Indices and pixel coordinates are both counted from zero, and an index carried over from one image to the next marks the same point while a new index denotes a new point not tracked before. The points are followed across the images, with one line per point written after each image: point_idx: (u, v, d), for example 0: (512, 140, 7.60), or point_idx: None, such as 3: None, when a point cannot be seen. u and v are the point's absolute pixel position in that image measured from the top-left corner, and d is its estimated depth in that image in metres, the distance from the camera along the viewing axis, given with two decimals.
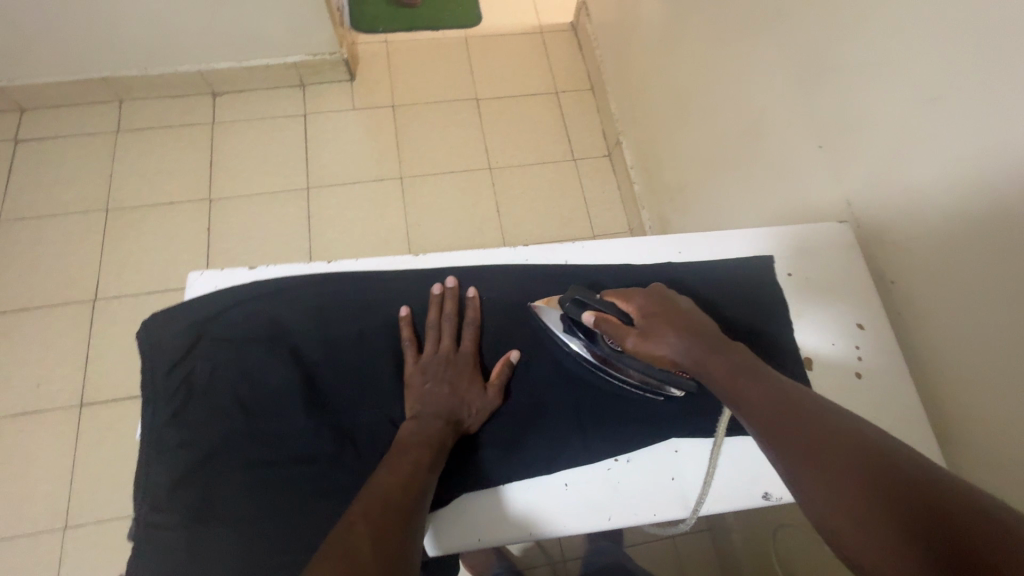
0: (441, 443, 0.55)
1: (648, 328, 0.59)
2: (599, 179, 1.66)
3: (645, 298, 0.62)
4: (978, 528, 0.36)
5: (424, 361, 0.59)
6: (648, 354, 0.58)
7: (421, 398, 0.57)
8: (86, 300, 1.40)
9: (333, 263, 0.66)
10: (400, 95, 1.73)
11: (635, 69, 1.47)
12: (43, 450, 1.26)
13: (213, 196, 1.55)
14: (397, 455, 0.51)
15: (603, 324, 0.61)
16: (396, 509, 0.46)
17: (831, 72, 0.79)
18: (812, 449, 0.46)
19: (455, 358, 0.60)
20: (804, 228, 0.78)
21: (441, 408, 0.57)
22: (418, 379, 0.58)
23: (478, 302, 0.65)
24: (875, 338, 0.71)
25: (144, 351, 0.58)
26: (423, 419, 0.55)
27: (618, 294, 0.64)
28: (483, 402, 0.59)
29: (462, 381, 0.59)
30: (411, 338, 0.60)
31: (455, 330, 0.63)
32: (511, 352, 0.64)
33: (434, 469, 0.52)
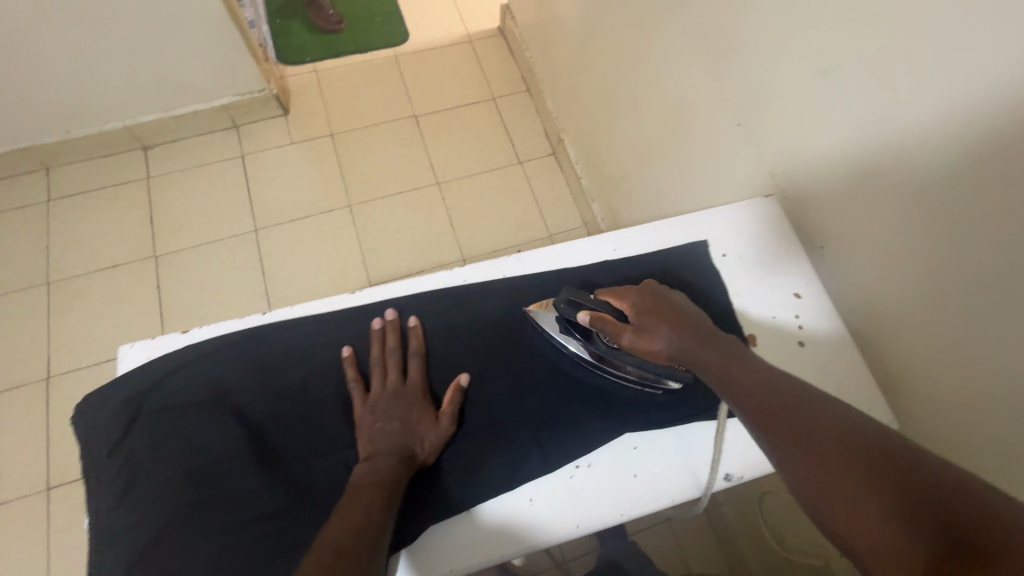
0: (396, 481, 0.54)
1: (642, 324, 0.63)
2: (547, 179, 1.67)
3: (638, 296, 0.65)
4: (952, 493, 0.40)
5: (373, 400, 0.59)
6: (643, 348, 0.62)
7: (374, 438, 0.57)
8: (38, 380, 1.35)
9: (266, 314, 0.65)
10: (337, 122, 1.71)
11: (564, 66, 1.49)
12: (13, 542, 1.21)
13: (159, 252, 1.51)
14: (350, 499, 0.51)
15: (599, 323, 0.63)
16: (351, 559, 0.46)
17: (738, 51, 0.81)
18: (800, 428, 0.50)
19: (404, 392, 0.60)
20: (731, 209, 0.80)
21: (394, 445, 0.56)
22: (369, 419, 0.58)
23: (421, 331, 0.65)
24: (811, 306, 0.75)
25: (82, 438, 0.57)
26: (376, 460, 0.55)
27: (611, 292, 0.66)
28: (437, 432, 0.59)
29: (413, 414, 0.59)
30: (356, 377, 0.60)
31: (401, 363, 0.62)
32: (461, 376, 0.64)
33: (388, 511, 0.52)
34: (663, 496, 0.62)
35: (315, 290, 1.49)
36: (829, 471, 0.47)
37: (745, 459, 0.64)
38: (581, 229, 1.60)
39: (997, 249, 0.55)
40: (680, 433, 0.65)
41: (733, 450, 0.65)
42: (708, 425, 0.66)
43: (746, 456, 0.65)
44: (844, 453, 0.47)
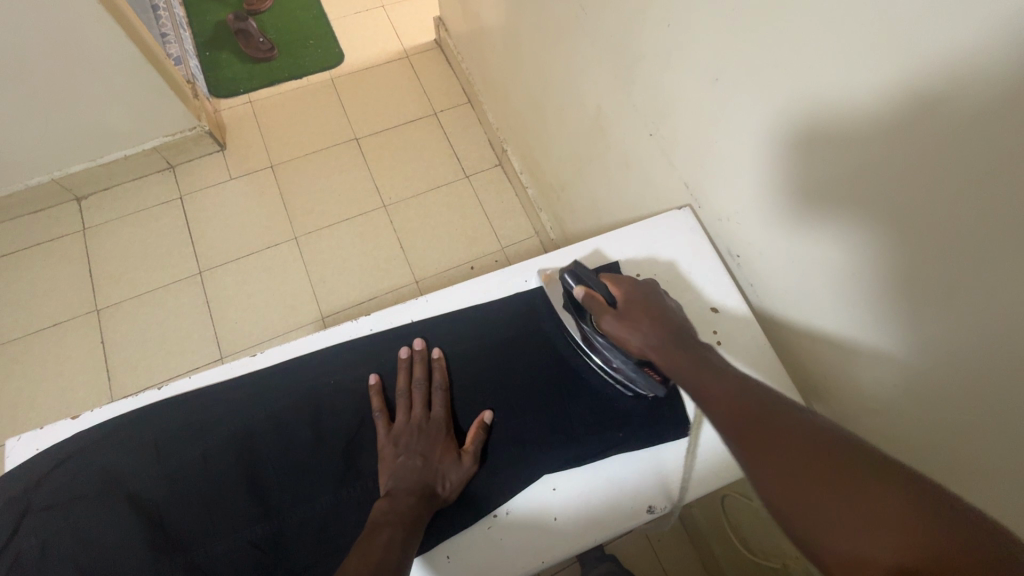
0: (415, 519, 0.55)
1: (626, 313, 0.65)
2: (495, 191, 1.65)
3: (631, 289, 0.67)
4: (952, 518, 0.36)
5: (396, 431, 0.62)
6: (619, 331, 0.64)
7: (397, 470, 0.59)
8: None
9: (164, 388, 0.66)
10: (277, 153, 1.68)
11: (496, 77, 1.46)
12: None
13: (101, 305, 1.46)
14: (371, 535, 0.52)
15: (587, 299, 0.67)
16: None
17: (639, 62, 0.80)
18: (773, 434, 0.48)
19: (427, 425, 0.63)
20: (643, 227, 0.82)
21: (413, 483, 0.58)
22: (391, 450, 0.61)
23: (444, 362, 0.68)
24: (727, 319, 0.75)
25: None
26: (396, 496, 0.57)
27: (612, 278, 0.69)
28: (458, 470, 0.61)
29: (435, 449, 0.61)
30: (381, 408, 0.63)
31: (425, 395, 0.65)
32: (485, 413, 0.65)
33: (407, 548, 0.53)
34: (585, 537, 0.61)
35: (266, 329, 1.45)
36: (800, 489, 0.44)
37: (691, 479, 0.65)
38: (534, 238, 1.59)
39: (894, 256, 0.55)
40: (601, 467, 0.65)
41: (654, 481, 0.65)
42: (650, 451, 0.66)
43: (667, 486, 0.65)
44: (814, 463, 0.44)
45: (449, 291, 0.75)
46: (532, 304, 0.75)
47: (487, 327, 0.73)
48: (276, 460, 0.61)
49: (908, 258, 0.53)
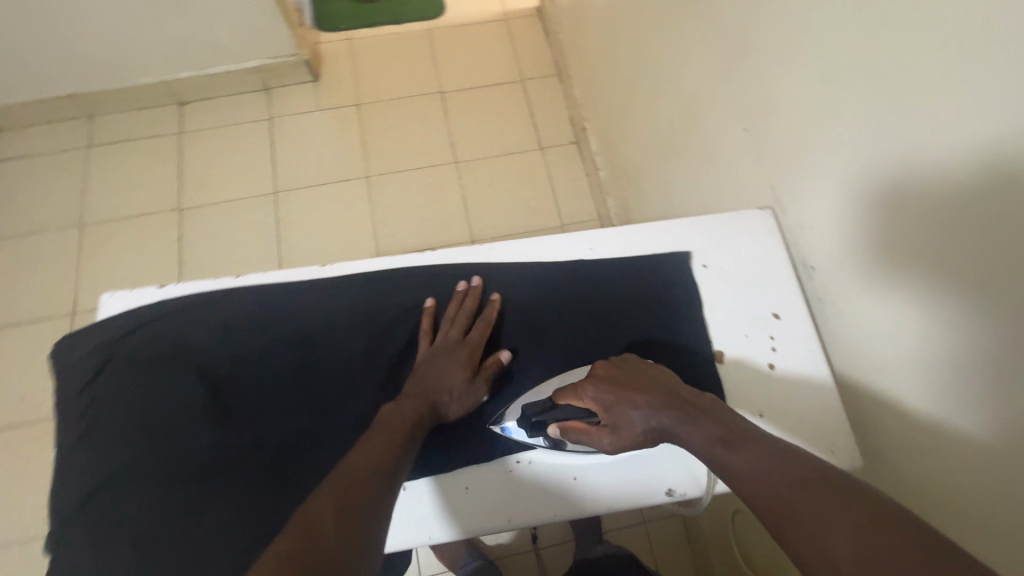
0: (414, 428, 0.58)
1: (614, 420, 0.57)
2: (566, 167, 1.64)
3: (597, 387, 0.59)
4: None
5: (432, 349, 0.65)
6: (625, 443, 0.57)
7: (416, 379, 0.63)
8: (64, 314, 1.44)
9: (237, 278, 0.67)
10: (364, 92, 1.72)
11: (592, 54, 1.44)
12: (27, 461, 1.31)
13: (183, 205, 1.57)
14: (373, 431, 0.56)
15: (569, 434, 0.60)
16: (366, 482, 0.49)
17: (749, 54, 0.77)
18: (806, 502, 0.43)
19: (455, 347, 0.65)
20: (726, 215, 0.71)
21: (423, 398, 0.61)
22: (421, 361, 0.65)
23: (498, 307, 0.68)
24: (791, 329, 0.65)
25: (58, 377, 0.61)
26: (406, 402, 0.60)
27: (569, 392, 0.61)
28: (467, 391, 0.63)
29: (453, 369, 0.63)
30: (428, 325, 0.67)
31: (466, 322, 0.67)
32: (505, 352, 0.66)
33: (403, 451, 0.55)
34: (599, 503, 0.62)
35: (324, 257, 1.53)
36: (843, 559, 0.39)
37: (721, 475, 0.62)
38: (595, 222, 1.58)
39: (973, 294, 0.51)
40: None
41: (683, 465, 0.63)
42: None
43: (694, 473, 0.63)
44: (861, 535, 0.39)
45: (507, 245, 0.73)
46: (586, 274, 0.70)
47: (538, 288, 0.69)
48: (324, 365, 0.64)
49: (992, 300, 0.49)
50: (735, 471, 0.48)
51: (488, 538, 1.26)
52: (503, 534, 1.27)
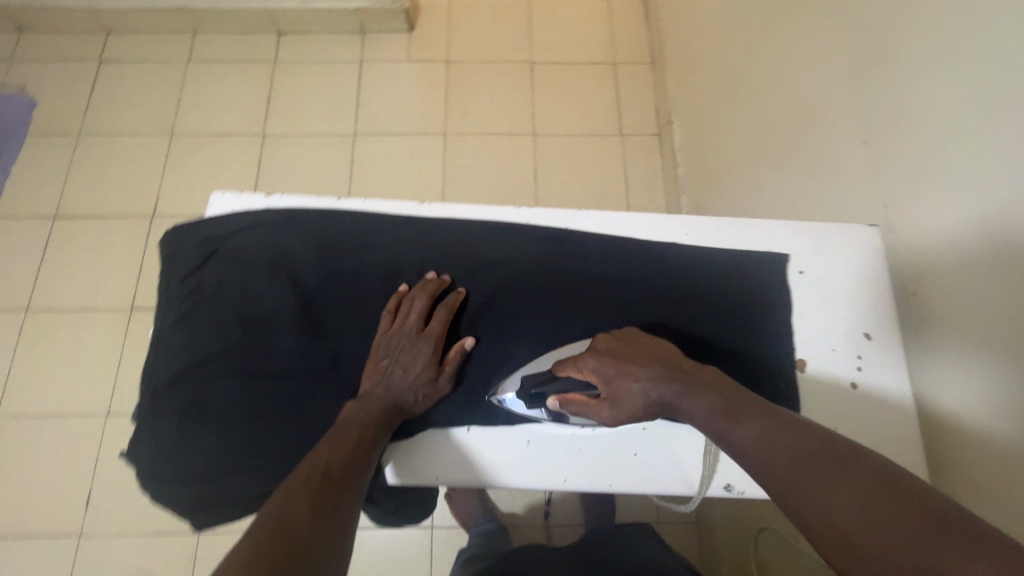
0: (376, 425, 0.56)
1: (614, 393, 0.56)
2: (643, 158, 1.61)
3: (597, 359, 0.58)
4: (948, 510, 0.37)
5: (390, 336, 0.61)
6: (626, 415, 0.57)
7: (376, 376, 0.59)
8: (144, 215, 1.52)
9: (341, 200, 0.69)
10: (456, 50, 1.72)
11: (697, 46, 1.40)
12: (94, 344, 1.40)
13: (267, 131, 1.62)
14: (339, 431, 0.54)
15: (569, 407, 0.58)
16: (331, 488, 0.49)
17: (888, 64, 0.72)
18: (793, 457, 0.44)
19: (417, 339, 0.61)
20: (835, 225, 0.68)
21: (386, 393, 0.58)
22: (380, 354, 0.60)
23: (463, 297, 0.65)
24: (882, 352, 0.63)
25: (165, 259, 0.65)
26: (369, 399, 0.57)
27: (569, 362, 0.59)
28: (431, 388, 0.60)
29: (416, 365, 0.60)
30: (388, 311, 0.62)
31: (427, 310, 0.62)
32: (468, 338, 0.62)
33: (372, 448, 0.54)
34: (656, 482, 0.60)
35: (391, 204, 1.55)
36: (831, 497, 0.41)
37: None
38: None
39: None
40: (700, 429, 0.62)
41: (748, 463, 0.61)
42: None
43: None
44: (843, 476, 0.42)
45: (618, 217, 0.70)
46: (691, 259, 0.68)
47: (627, 260, 0.68)
48: None
49: None
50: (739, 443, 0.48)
51: (503, 504, 1.28)
52: (517, 504, 1.29)
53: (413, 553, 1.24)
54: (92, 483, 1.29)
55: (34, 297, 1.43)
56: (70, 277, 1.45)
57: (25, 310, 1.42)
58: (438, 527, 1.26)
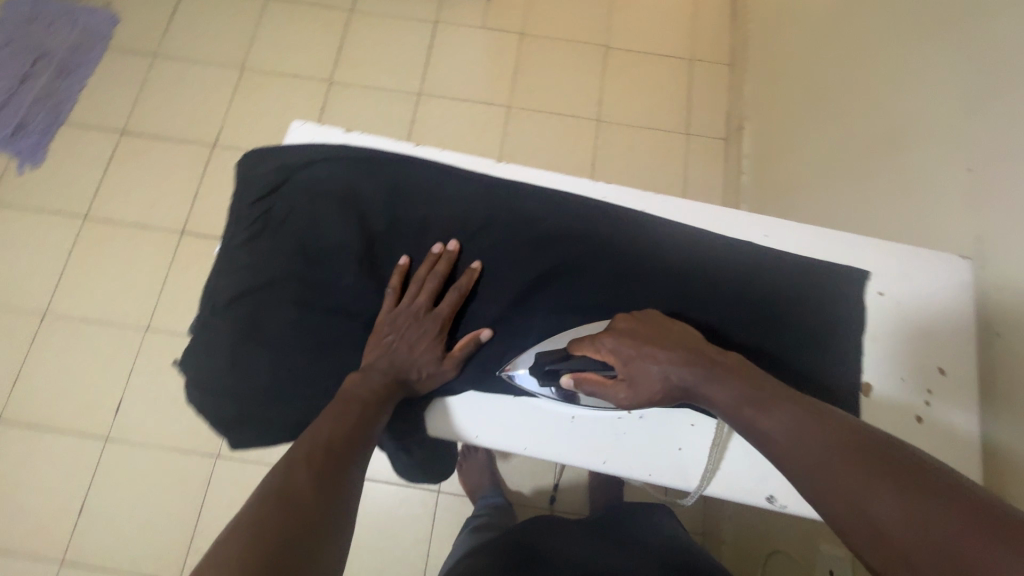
0: (378, 399, 0.56)
1: (631, 374, 0.55)
2: (706, 161, 1.56)
3: (616, 339, 0.56)
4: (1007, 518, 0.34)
5: (396, 313, 0.61)
6: (643, 399, 0.55)
7: (380, 350, 0.59)
8: (206, 144, 1.54)
9: (418, 147, 0.69)
10: (533, 24, 1.69)
11: (785, 52, 1.34)
12: (143, 260, 1.44)
13: (333, 79, 1.62)
14: (340, 404, 0.54)
15: (584, 385, 0.57)
16: (336, 458, 0.49)
17: (1010, 91, 0.67)
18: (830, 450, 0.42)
19: (424, 318, 0.61)
20: (924, 251, 0.65)
21: (389, 367, 0.58)
22: (385, 330, 0.60)
23: (477, 275, 0.63)
24: (954, 390, 0.60)
25: (239, 181, 0.66)
26: (370, 372, 0.57)
27: (586, 341, 0.58)
28: (436, 369, 0.60)
29: (422, 342, 0.60)
30: (394, 287, 0.62)
31: (436, 290, 0.62)
32: (484, 330, 0.62)
33: (375, 421, 0.54)
34: (697, 480, 0.59)
35: None
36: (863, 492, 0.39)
37: None
38: None
39: None
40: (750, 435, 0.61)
41: None
42: None
43: None
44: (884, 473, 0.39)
45: (693, 208, 0.69)
46: (765, 262, 0.65)
47: (702, 252, 0.66)
48: (469, 256, 0.65)
49: None
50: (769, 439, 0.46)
51: (511, 482, 1.28)
52: (526, 484, 1.28)
53: (417, 513, 1.25)
54: (123, 392, 1.34)
55: (93, 207, 1.48)
56: (129, 193, 1.49)
57: (84, 217, 1.47)
58: (444, 493, 1.27)
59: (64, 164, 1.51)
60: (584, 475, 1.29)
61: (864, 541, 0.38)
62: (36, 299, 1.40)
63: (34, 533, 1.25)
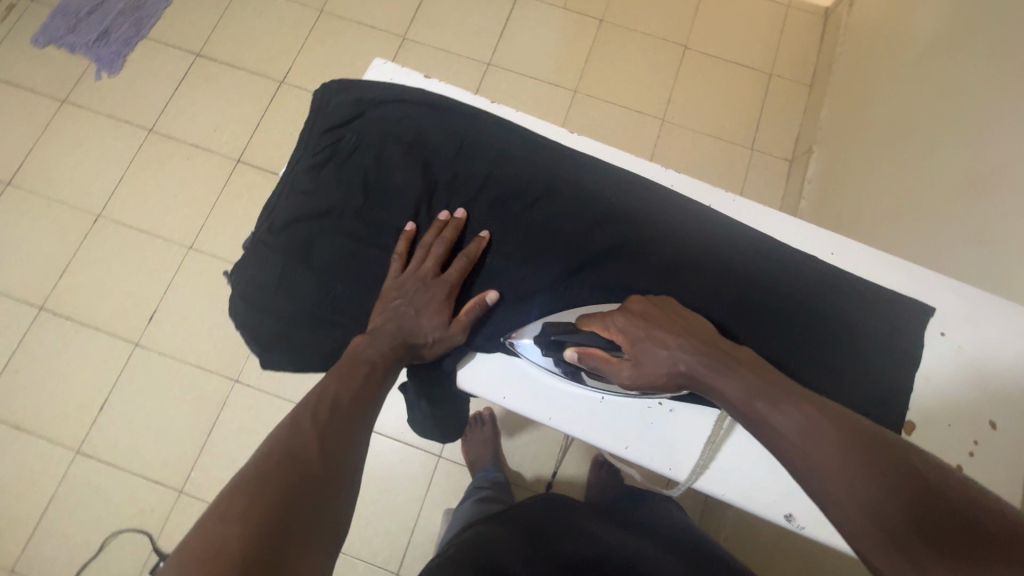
0: (386, 360, 0.58)
1: (637, 355, 0.58)
2: (765, 180, 1.52)
3: (627, 320, 0.59)
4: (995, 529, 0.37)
5: (402, 279, 0.62)
6: (645, 380, 0.58)
7: (388, 314, 0.61)
8: (274, 80, 1.57)
9: (490, 105, 0.74)
10: (614, 12, 1.65)
11: (872, 82, 1.28)
12: (197, 181, 1.48)
13: (407, 36, 1.62)
14: (348, 367, 0.56)
15: (588, 359, 0.60)
16: (340, 418, 0.51)
17: None
18: (836, 454, 0.44)
19: (431, 283, 0.62)
20: (994, 300, 0.65)
21: (396, 331, 0.60)
22: (392, 294, 0.62)
23: (485, 243, 0.65)
24: (1004, 447, 0.60)
25: (315, 109, 0.70)
26: (377, 337, 0.59)
27: (597, 319, 0.61)
28: (443, 334, 0.61)
29: (428, 308, 0.61)
30: (400, 253, 0.63)
31: (443, 256, 0.63)
32: (491, 292, 0.63)
33: (382, 382, 0.57)
34: (717, 482, 0.63)
35: None
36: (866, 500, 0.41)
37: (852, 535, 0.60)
38: None
39: None
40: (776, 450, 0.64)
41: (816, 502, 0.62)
42: None
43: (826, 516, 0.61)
44: (890, 482, 0.42)
45: (757, 212, 0.73)
46: (821, 277, 0.67)
47: (762, 254, 0.68)
48: (522, 216, 0.67)
49: None
50: (790, 455, 0.47)
51: (512, 463, 1.28)
52: (526, 468, 1.28)
53: (417, 473, 1.27)
54: (159, 303, 1.38)
55: (158, 122, 1.52)
56: (194, 114, 1.53)
57: (148, 131, 1.51)
58: (444, 458, 1.29)
59: (139, 76, 1.56)
60: (584, 472, 1.28)
61: (864, 540, 0.41)
62: (93, 200, 1.46)
63: (56, 419, 1.31)
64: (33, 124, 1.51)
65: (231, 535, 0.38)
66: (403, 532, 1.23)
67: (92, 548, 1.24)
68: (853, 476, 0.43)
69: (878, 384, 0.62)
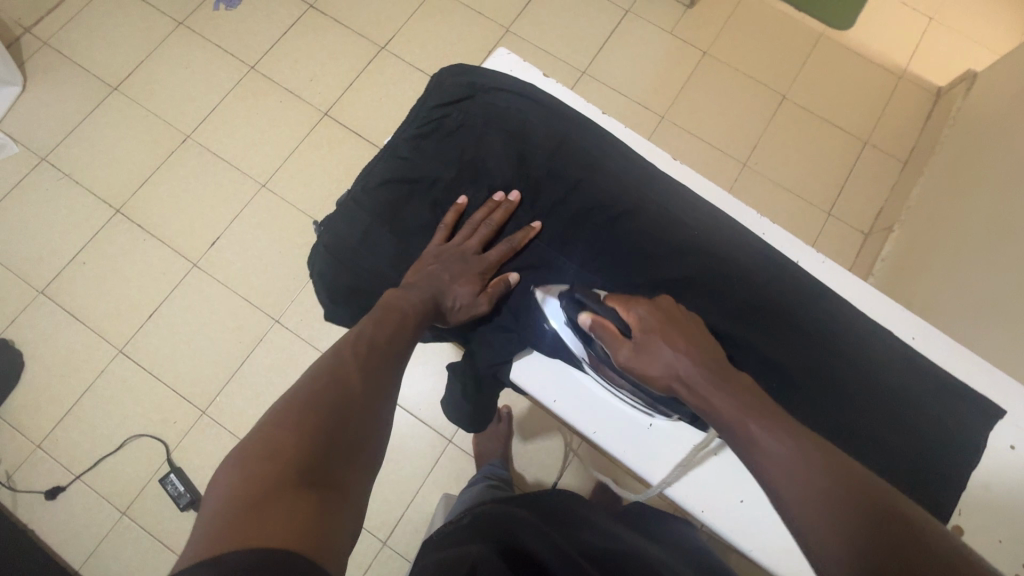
0: (418, 313, 0.60)
1: (643, 342, 0.56)
2: (836, 246, 1.47)
3: (648, 310, 0.58)
4: None
5: (445, 248, 0.65)
6: (642, 368, 0.56)
7: (423, 275, 0.63)
8: (375, 45, 1.61)
9: (599, 117, 0.76)
10: (720, 46, 1.63)
11: (974, 175, 1.23)
12: (284, 124, 1.53)
13: (510, 29, 1.64)
14: (383, 311, 0.58)
15: (597, 330, 0.58)
16: (377, 355, 0.53)
17: None
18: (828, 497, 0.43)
19: (471, 258, 0.65)
20: None
21: (430, 291, 0.62)
22: (430, 260, 0.64)
23: (534, 234, 0.67)
24: None
25: (430, 87, 0.73)
26: (412, 291, 0.61)
27: (622, 300, 0.60)
28: (471, 302, 0.64)
29: (463, 278, 0.63)
30: (447, 224, 0.66)
31: (487, 237, 0.66)
32: (512, 274, 0.67)
33: (411, 331, 0.58)
34: (746, 535, 0.64)
35: None
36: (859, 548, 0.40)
37: None
38: None
39: None
40: None
41: None
42: None
43: None
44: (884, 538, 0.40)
45: (847, 280, 0.72)
46: (892, 358, 0.66)
47: (842, 322, 0.67)
48: (606, 228, 0.68)
49: None
50: (776, 486, 0.46)
51: (519, 464, 1.29)
52: (530, 473, 1.29)
53: (425, 450, 1.29)
54: (224, 230, 1.45)
55: (261, 61, 1.59)
56: (295, 61, 1.59)
57: (250, 68, 1.58)
58: (453, 444, 1.30)
59: (253, 14, 1.63)
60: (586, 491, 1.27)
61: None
62: (186, 121, 1.53)
63: (108, 315, 1.38)
64: (150, 38, 1.59)
65: (277, 438, 0.41)
66: (398, 504, 1.25)
67: (113, 443, 1.30)
68: (852, 521, 0.41)
69: (927, 482, 0.61)
